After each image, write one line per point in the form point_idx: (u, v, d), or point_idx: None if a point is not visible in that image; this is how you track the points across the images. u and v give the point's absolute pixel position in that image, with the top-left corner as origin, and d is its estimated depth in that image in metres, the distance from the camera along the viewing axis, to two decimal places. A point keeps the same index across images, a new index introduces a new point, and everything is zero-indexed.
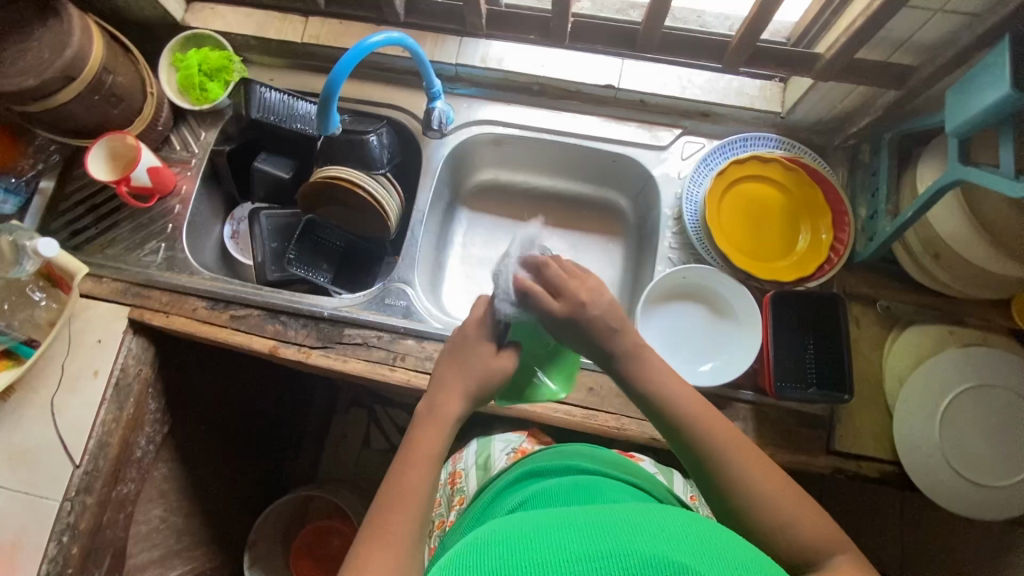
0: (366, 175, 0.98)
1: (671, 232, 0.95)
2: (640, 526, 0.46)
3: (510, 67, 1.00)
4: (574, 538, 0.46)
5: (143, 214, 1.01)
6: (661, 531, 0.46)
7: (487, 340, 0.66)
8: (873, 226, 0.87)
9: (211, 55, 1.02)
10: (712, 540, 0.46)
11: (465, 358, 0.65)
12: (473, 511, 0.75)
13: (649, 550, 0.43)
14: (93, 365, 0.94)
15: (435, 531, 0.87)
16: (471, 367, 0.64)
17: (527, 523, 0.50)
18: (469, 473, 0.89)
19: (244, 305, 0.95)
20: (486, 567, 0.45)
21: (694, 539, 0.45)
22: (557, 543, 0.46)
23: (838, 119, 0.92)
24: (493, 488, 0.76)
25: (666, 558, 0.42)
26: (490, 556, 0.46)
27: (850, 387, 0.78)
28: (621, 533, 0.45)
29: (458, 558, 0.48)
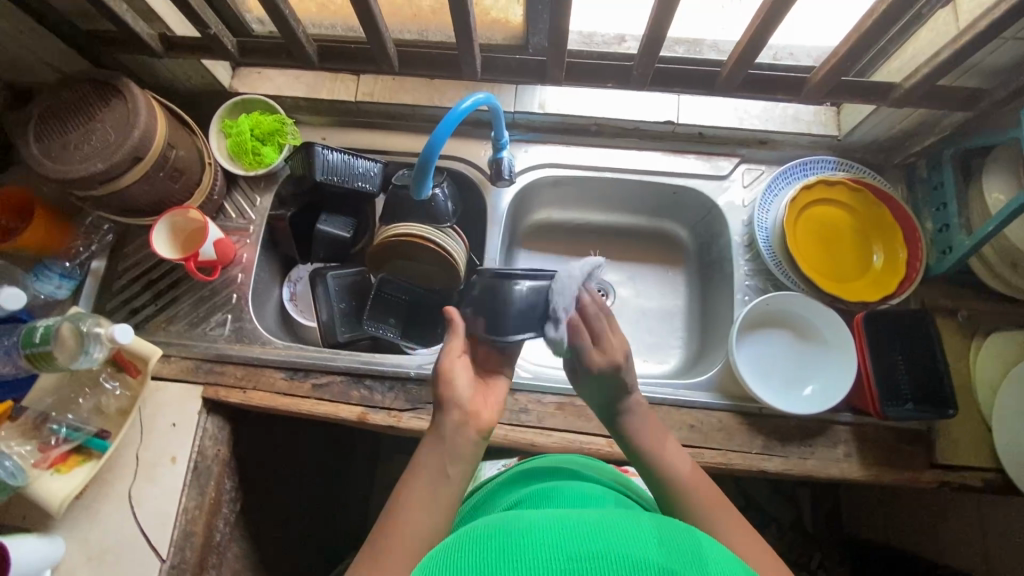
0: (434, 229, 0.97)
1: (744, 259, 0.97)
2: (628, 531, 0.49)
3: (568, 111, 1.01)
4: (562, 542, 0.47)
5: (205, 287, 0.98)
6: (645, 539, 0.48)
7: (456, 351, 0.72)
8: (945, 239, 0.89)
9: (264, 119, 1.00)
10: (693, 547, 0.48)
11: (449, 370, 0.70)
12: (477, 499, 0.77)
13: (637, 556, 0.45)
14: (170, 452, 0.90)
15: None
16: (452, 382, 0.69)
17: (514, 520, 0.51)
18: None
19: (325, 373, 0.92)
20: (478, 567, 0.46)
21: (676, 545, 0.48)
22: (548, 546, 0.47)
23: (893, 139, 0.95)
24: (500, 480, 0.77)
25: (653, 564, 0.45)
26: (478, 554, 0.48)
27: (954, 402, 0.81)
28: (607, 538, 0.47)
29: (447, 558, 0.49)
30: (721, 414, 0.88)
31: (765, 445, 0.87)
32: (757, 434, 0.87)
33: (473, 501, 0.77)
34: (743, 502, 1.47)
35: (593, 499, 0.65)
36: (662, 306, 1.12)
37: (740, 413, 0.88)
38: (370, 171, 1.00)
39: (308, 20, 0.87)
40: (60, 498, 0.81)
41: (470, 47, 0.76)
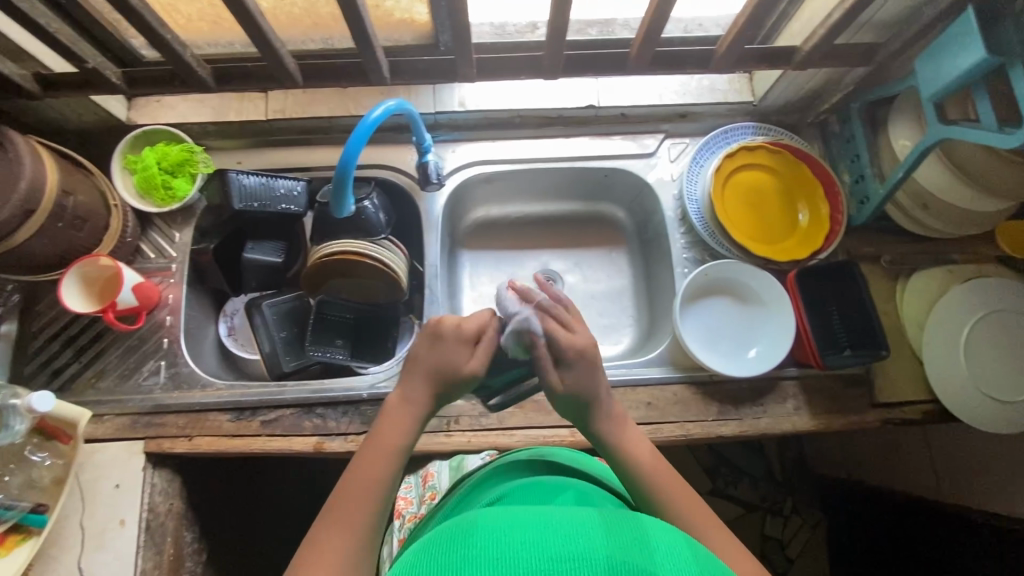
0: (368, 241, 0.94)
1: (680, 232, 0.98)
2: (613, 532, 0.48)
3: (489, 106, 0.99)
4: (544, 537, 0.47)
5: (131, 336, 0.93)
6: (630, 538, 0.48)
7: (462, 340, 0.66)
8: (862, 189, 0.93)
9: (170, 150, 0.94)
10: (676, 548, 0.48)
11: (441, 349, 0.65)
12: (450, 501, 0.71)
13: (619, 557, 0.45)
14: (118, 514, 0.85)
15: (398, 523, 0.84)
16: (449, 361, 0.65)
17: (497, 515, 0.51)
18: (443, 472, 0.84)
19: (272, 408, 0.89)
20: (453, 561, 0.45)
21: (660, 547, 0.47)
22: (529, 539, 0.46)
23: (804, 98, 0.98)
24: (479, 474, 0.74)
25: (636, 567, 0.44)
26: (455, 548, 0.47)
27: (885, 342, 0.84)
28: (592, 536, 0.47)
29: (424, 553, 0.48)
30: (675, 388, 0.90)
31: (721, 412, 0.89)
32: (711, 401, 0.89)
33: (453, 494, 0.73)
34: (716, 462, 1.51)
35: (570, 492, 0.64)
36: (611, 287, 1.13)
37: (693, 384, 0.90)
38: (294, 190, 0.96)
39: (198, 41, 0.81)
40: None
41: (372, 54, 0.74)
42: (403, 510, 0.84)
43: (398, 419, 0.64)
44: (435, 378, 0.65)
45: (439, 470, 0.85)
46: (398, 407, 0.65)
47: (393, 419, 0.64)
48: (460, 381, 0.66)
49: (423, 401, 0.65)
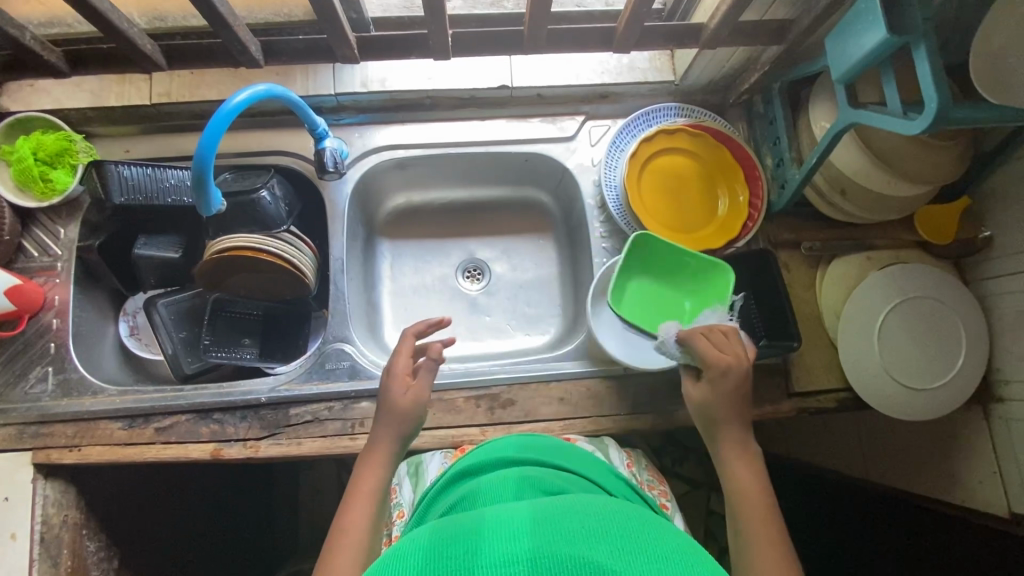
0: (267, 236, 0.89)
1: (598, 221, 0.95)
2: (538, 522, 0.46)
3: (395, 86, 0.93)
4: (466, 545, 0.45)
5: (15, 342, 0.87)
6: (553, 524, 0.46)
7: (399, 380, 0.75)
8: (781, 174, 0.90)
9: (45, 139, 0.86)
10: (608, 527, 0.46)
11: (385, 392, 0.74)
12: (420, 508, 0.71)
13: (537, 549, 0.43)
14: (8, 528, 0.81)
15: None
16: (391, 397, 0.74)
17: (430, 530, 0.49)
18: (403, 485, 0.82)
19: (168, 414, 0.85)
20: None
21: (589, 531, 0.45)
22: (449, 546, 0.45)
23: (727, 77, 0.94)
24: (436, 481, 0.73)
25: (553, 554, 0.42)
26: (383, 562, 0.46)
27: (796, 333, 0.82)
28: (509, 531, 0.45)
29: None
30: (588, 382, 0.88)
31: (634, 406, 0.87)
32: (625, 396, 0.87)
33: (423, 500, 0.73)
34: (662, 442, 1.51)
35: (550, 486, 0.61)
36: (538, 276, 1.09)
37: (606, 378, 0.89)
38: (185, 182, 0.89)
39: (43, 19, 0.76)
40: None
41: (232, 33, 0.67)
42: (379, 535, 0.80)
43: (371, 467, 0.70)
44: (395, 419, 0.73)
45: (401, 483, 0.83)
46: (368, 455, 0.71)
47: (368, 463, 0.70)
48: (410, 411, 0.73)
49: (393, 446, 0.72)
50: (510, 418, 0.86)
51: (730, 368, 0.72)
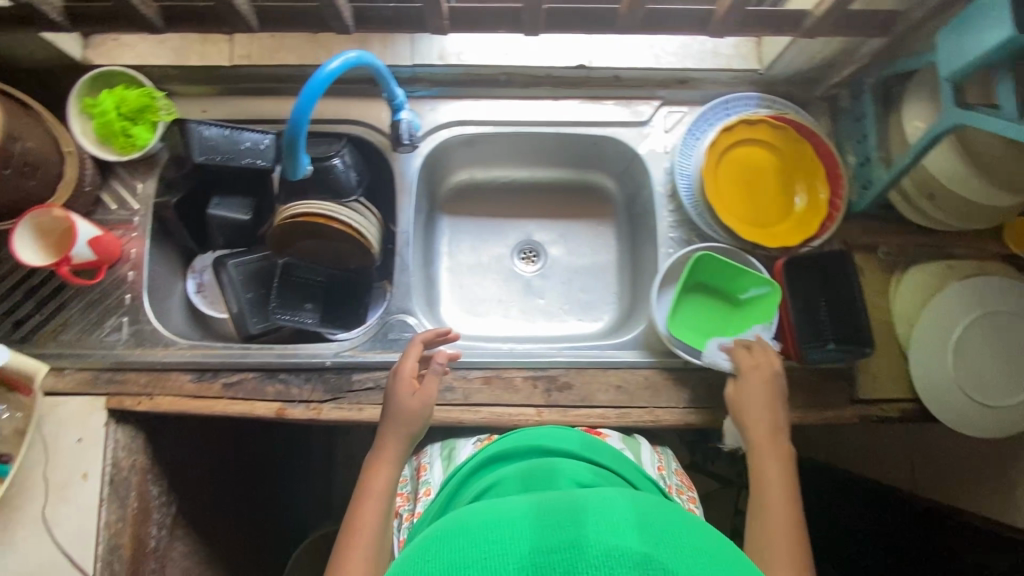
0: (339, 205, 0.90)
1: (668, 209, 0.92)
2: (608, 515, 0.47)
3: (473, 61, 0.92)
4: (537, 533, 0.45)
5: (92, 290, 0.90)
6: (623, 520, 0.46)
7: (407, 383, 0.79)
8: (866, 173, 0.87)
9: (129, 94, 0.88)
10: (675, 530, 0.47)
11: (394, 394, 0.79)
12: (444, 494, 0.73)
13: (612, 543, 0.43)
14: (81, 468, 0.85)
15: (400, 525, 0.81)
16: (400, 400, 0.78)
17: (492, 510, 0.50)
18: (434, 465, 0.83)
19: (236, 370, 0.87)
20: (447, 559, 0.45)
21: (658, 530, 0.46)
22: (520, 534, 0.46)
23: (816, 69, 0.90)
24: (472, 462, 0.75)
25: (630, 553, 0.43)
26: (451, 540, 0.47)
27: (870, 339, 0.80)
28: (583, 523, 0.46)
29: (427, 543, 0.49)
30: (647, 371, 0.88)
31: (692, 400, 0.86)
32: (683, 389, 0.87)
33: (453, 479, 0.75)
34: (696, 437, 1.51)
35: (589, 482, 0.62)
36: (595, 262, 1.08)
37: (665, 369, 0.88)
38: (261, 144, 0.90)
39: None
40: None
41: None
42: (401, 509, 0.83)
43: (378, 472, 0.75)
44: (403, 421, 0.77)
45: (432, 463, 0.84)
46: (377, 454, 0.76)
47: (378, 463, 0.75)
48: (417, 413, 0.78)
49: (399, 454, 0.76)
50: (566, 402, 0.86)
51: (758, 377, 0.79)
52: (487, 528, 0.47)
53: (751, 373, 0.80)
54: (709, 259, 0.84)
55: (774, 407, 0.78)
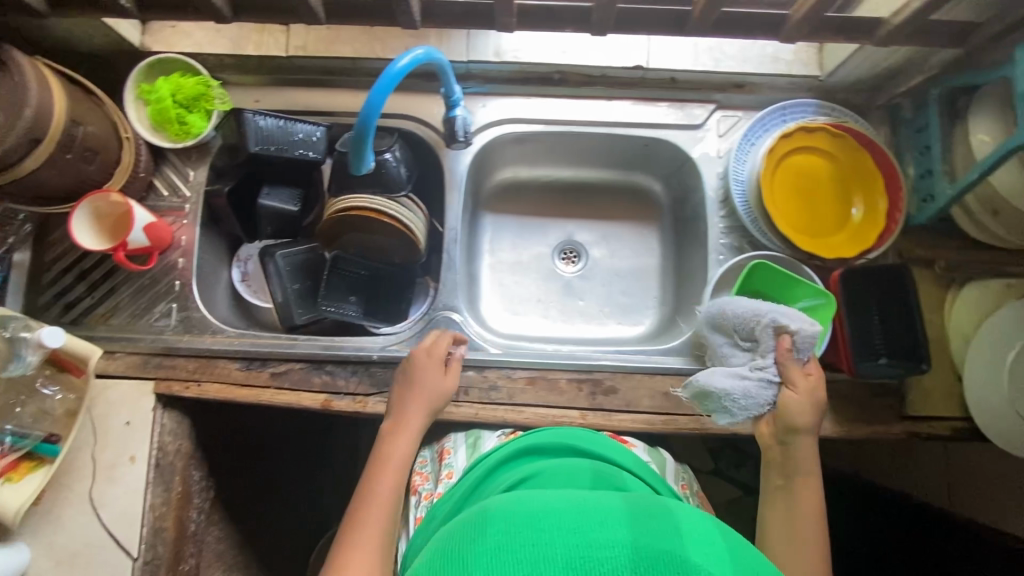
0: (392, 200, 0.90)
1: (719, 215, 0.92)
2: (651, 519, 0.47)
3: (528, 58, 0.92)
4: (582, 529, 0.45)
5: (143, 276, 0.91)
6: (666, 526, 0.46)
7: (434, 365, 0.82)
8: (927, 186, 0.85)
9: (185, 82, 0.88)
10: (720, 539, 0.47)
11: (420, 374, 0.80)
12: (467, 484, 0.70)
13: (660, 546, 0.44)
14: (129, 451, 0.86)
15: (418, 504, 0.78)
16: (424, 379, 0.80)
17: (531, 501, 0.50)
18: (460, 449, 0.81)
19: (283, 360, 0.88)
20: (489, 550, 0.45)
21: (705, 537, 0.46)
22: (564, 530, 0.45)
23: (879, 77, 0.88)
24: (495, 455, 0.73)
25: (678, 559, 0.43)
26: (493, 530, 0.47)
27: (927, 357, 0.79)
28: (627, 525, 0.46)
29: (468, 531, 0.48)
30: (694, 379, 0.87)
31: None
32: None
33: (477, 469, 0.73)
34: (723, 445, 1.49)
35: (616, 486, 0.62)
36: (636, 266, 1.07)
37: None
38: (313, 136, 0.90)
39: None
40: (15, 508, 0.77)
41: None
42: (420, 487, 0.80)
43: (397, 446, 0.74)
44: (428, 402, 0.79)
45: (456, 447, 0.82)
46: (397, 429, 0.76)
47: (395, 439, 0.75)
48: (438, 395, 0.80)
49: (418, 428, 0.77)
50: (611, 406, 0.86)
51: (798, 402, 0.74)
52: (547, 516, 0.47)
53: (789, 395, 0.74)
54: (767, 266, 0.83)
55: (807, 439, 0.73)
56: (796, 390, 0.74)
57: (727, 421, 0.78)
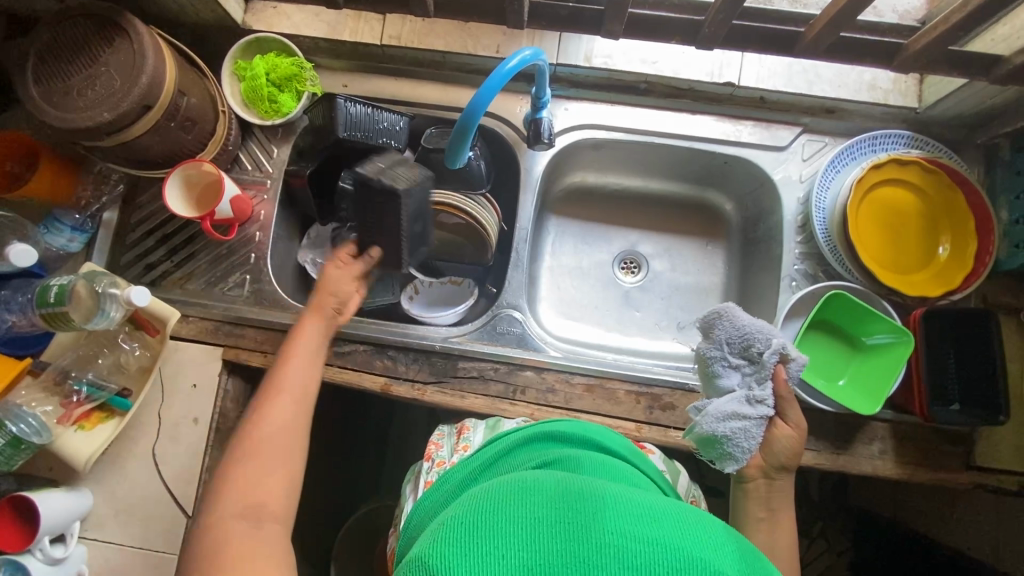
0: (467, 196, 0.92)
1: (796, 240, 0.90)
2: (685, 525, 0.46)
3: (618, 65, 0.91)
4: (614, 520, 0.45)
5: (221, 245, 0.94)
6: (700, 531, 0.46)
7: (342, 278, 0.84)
8: (1019, 233, 0.82)
9: (281, 62, 0.90)
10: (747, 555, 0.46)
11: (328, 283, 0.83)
12: (482, 458, 0.67)
13: (693, 553, 0.43)
14: (193, 412, 0.88)
15: (425, 467, 0.77)
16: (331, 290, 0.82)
17: (561, 484, 0.50)
18: (478, 427, 0.79)
19: (347, 341, 0.89)
20: (513, 525, 0.45)
21: (735, 550, 0.46)
22: (598, 520, 0.45)
23: (981, 115, 0.85)
24: (511, 435, 0.68)
25: (709, 564, 0.42)
26: (520, 506, 0.47)
27: (1005, 408, 0.76)
28: (664, 524, 0.45)
29: (500, 498, 0.49)
30: None
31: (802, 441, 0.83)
32: None
33: (486, 449, 0.69)
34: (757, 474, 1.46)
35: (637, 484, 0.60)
36: (698, 282, 1.06)
37: None
38: (396, 125, 0.91)
39: None
40: (87, 455, 0.81)
41: None
42: (433, 453, 0.77)
43: (296, 355, 0.76)
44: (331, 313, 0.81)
45: (475, 426, 0.80)
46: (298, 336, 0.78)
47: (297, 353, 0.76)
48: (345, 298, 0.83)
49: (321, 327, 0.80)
50: (668, 422, 0.85)
51: (789, 440, 0.72)
52: (580, 502, 0.47)
53: (781, 431, 0.72)
54: (839, 298, 0.82)
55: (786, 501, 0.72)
56: (789, 426, 0.73)
57: (734, 467, 0.73)
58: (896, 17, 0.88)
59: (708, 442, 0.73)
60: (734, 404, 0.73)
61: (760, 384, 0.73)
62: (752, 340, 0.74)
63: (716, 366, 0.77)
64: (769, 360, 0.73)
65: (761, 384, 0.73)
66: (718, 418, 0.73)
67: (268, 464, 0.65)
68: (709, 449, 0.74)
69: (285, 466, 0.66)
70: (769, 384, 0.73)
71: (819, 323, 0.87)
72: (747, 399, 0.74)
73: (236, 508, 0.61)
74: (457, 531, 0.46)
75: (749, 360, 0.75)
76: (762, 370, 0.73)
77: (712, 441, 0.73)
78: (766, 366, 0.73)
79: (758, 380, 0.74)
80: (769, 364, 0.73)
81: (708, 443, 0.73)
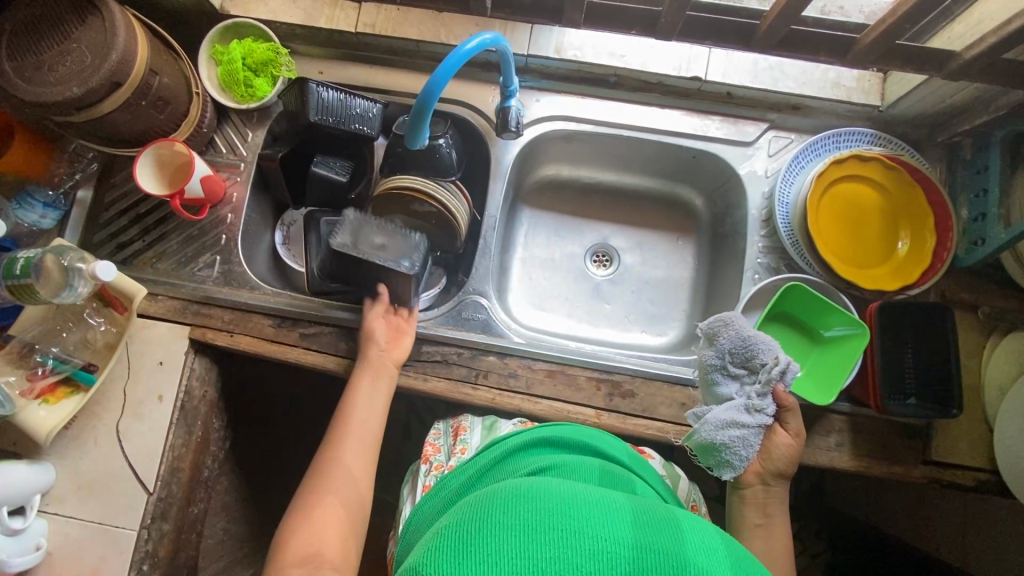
0: (437, 182, 0.92)
1: (760, 234, 0.91)
2: (670, 529, 0.46)
3: (588, 58, 0.93)
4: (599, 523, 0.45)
5: (193, 226, 0.95)
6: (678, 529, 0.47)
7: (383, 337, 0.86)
8: (978, 230, 0.82)
9: (257, 47, 0.92)
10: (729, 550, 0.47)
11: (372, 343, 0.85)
12: (479, 463, 0.67)
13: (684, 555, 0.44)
14: (157, 390, 0.88)
15: (425, 472, 0.78)
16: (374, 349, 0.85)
17: (543, 487, 0.50)
18: (475, 428, 0.80)
19: (313, 322, 0.91)
20: (505, 529, 0.45)
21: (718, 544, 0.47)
22: (587, 525, 0.45)
23: (942, 114, 0.87)
24: (509, 439, 0.69)
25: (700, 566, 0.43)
26: (506, 513, 0.46)
27: (958, 402, 0.77)
28: (647, 527, 0.46)
29: (482, 509, 0.48)
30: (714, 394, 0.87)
31: None
32: None
33: (482, 454, 0.69)
34: None
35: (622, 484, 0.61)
36: (668, 276, 1.07)
37: None
38: (369, 112, 0.93)
39: None
40: (47, 428, 0.81)
41: None
42: (432, 457, 0.79)
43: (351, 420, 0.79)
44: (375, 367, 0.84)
45: (472, 426, 0.81)
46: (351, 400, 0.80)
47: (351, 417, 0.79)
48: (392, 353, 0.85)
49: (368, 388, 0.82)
50: (627, 410, 0.86)
51: (788, 447, 0.74)
52: (567, 507, 0.47)
53: (781, 438, 0.74)
54: (794, 289, 0.83)
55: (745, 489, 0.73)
56: (788, 433, 0.74)
57: (732, 475, 0.74)
58: (862, 17, 0.89)
59: (705, 447, 0.75)
60: (734, 413, 0.74)
61: (761, 395, 0.74)
62: (755, 350, 0.75)
63: (716, 373, 0.78)
64: (773, 373, 0.73)
65: (761, 397, 0.74)
66: (716, 425, 0.74)
67: (325, 519, 0.69)
68: (705, 453, 0.75)
69: (340, 522, 0.70)
70: (770, 396, 0.74)
71: (777, 315, 0.87)
72: (746, 407, 0.74)
73: (294, 557, 0.65)
74: (450, 540, 0.45)
75: (750, 370, 0.76)
76: (764, 383, 0.74)
77: (710, 446, 0.74)
78: (768, 379, 0.74)
79: (760, 392, 0.74)
80: (772, 377, 0.73)
81: (706, 448, 0.75)
